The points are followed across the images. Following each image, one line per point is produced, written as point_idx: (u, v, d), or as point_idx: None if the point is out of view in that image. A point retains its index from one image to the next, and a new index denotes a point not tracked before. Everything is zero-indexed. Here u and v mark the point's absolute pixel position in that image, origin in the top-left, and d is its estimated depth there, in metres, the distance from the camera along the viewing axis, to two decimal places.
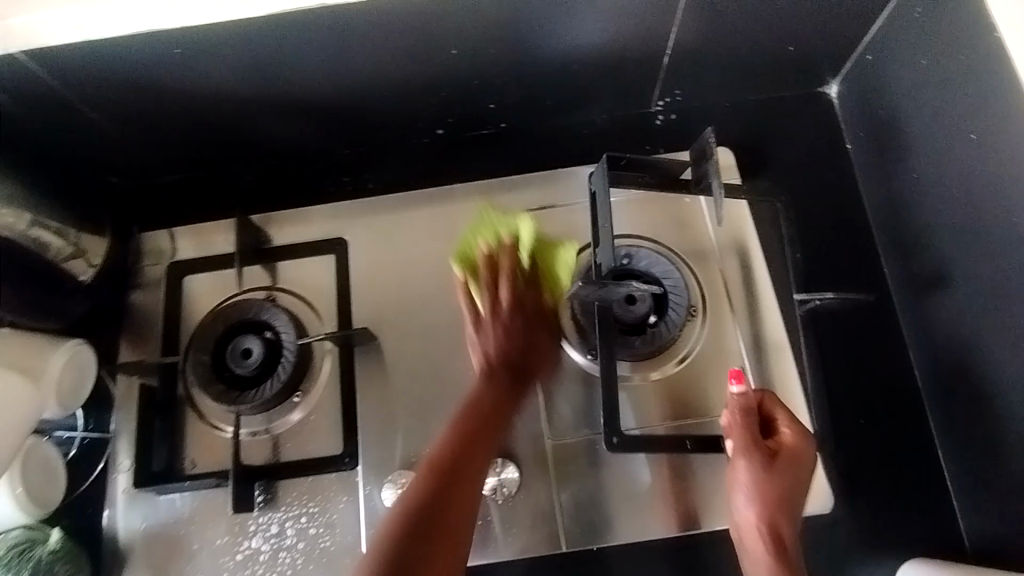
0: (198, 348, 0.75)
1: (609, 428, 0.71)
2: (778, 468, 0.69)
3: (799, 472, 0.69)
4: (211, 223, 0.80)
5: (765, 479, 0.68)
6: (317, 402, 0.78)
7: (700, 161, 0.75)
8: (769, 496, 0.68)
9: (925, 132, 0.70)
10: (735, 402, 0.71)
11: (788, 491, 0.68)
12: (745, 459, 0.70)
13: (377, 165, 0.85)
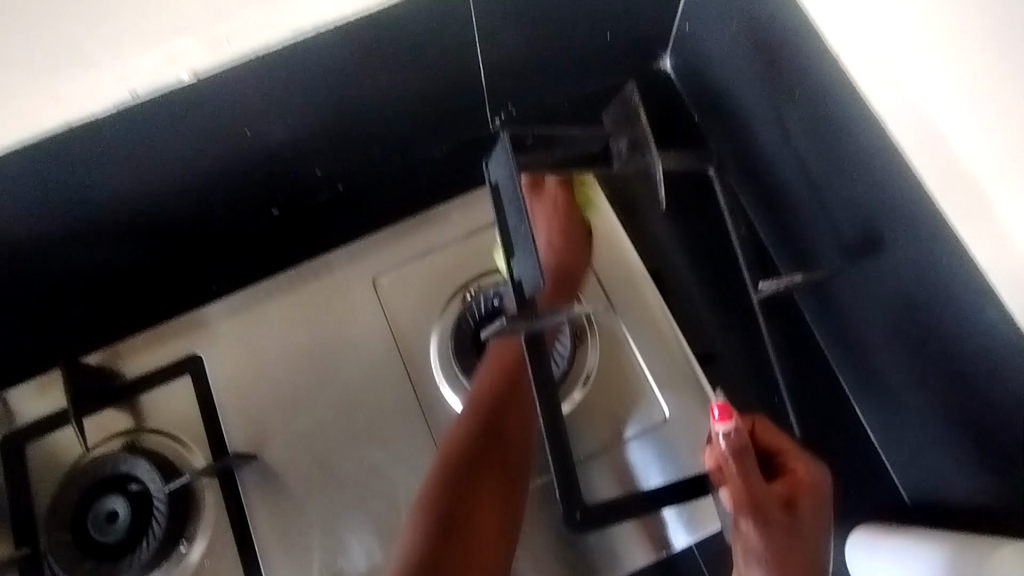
0: (54, 526, 0.63)
1: (570, 501, 0.54)
2: (797, 521, 0.57)
3: (820, 517, 0.58)
4: (47, 376, 0.71)
5: (786, 545, 0.56)
6: (210, 544, 0.66)
7: (624, 128, 0.68)
8: (793, 566, 0.56)
9: (776, 84, 0.62)
10: (726, 447, 0.56)
11: (812, 546, 0.57)
12: (759, 521, 0.56)
13: (215, 261, 0.76)
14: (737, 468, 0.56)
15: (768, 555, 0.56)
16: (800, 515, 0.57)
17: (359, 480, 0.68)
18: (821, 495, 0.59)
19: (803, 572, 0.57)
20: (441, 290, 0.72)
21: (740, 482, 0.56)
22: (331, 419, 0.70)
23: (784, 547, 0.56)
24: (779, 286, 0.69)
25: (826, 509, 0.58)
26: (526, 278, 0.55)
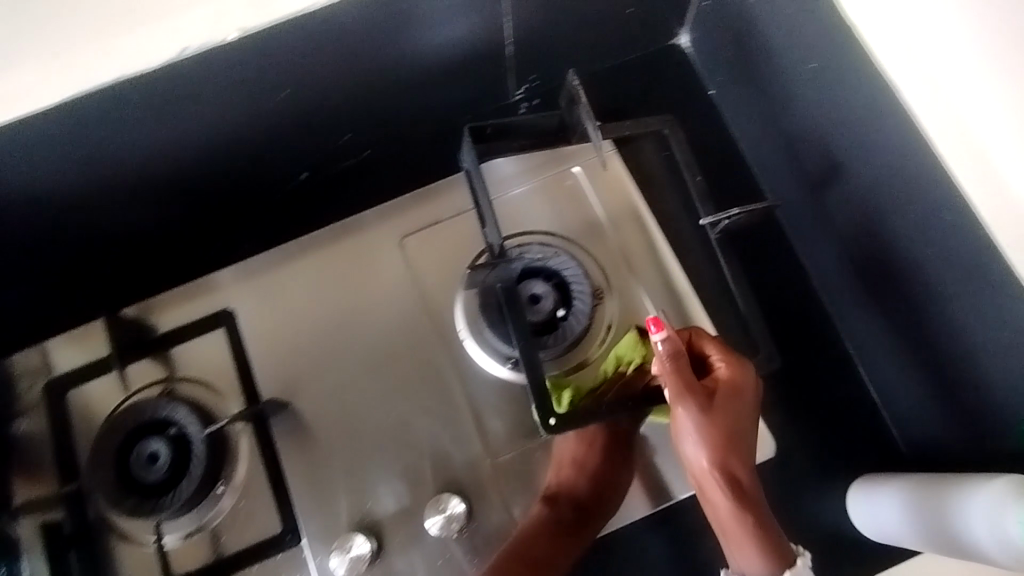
0: (99, 466, 0.66)
1: (542, 410, 0.61)
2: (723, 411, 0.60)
3: (747, 403, 0.61)
4: (84, 327, 0.74)
5: (716, 429, 0.59)
6: (245, 486, 0.69)
7: (575, 105, 0.72)
8: (724, 446, 0.59)
9: (793, 54, 0.64)
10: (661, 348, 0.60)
11: (741, 434, 0.60)
12: (689, 408, 0.60)
13: (245, 221, 0.79)
14: (671, 365, 0.59)
15: (701, 440, 0.59)
16: (729, 403, 0.60)
17: (384, 429, 0.71)
18: (748, 388, 0.62)
19: (734, 453, 0.60)
20: (465, 251, 0.75)
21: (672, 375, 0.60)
22: (358, 373, 0.72)
23: (714, 431, 0.59)
24: (720, 217, 0.70)
25: (753, 396, 0.61)
26: (492, 239, 0.66)
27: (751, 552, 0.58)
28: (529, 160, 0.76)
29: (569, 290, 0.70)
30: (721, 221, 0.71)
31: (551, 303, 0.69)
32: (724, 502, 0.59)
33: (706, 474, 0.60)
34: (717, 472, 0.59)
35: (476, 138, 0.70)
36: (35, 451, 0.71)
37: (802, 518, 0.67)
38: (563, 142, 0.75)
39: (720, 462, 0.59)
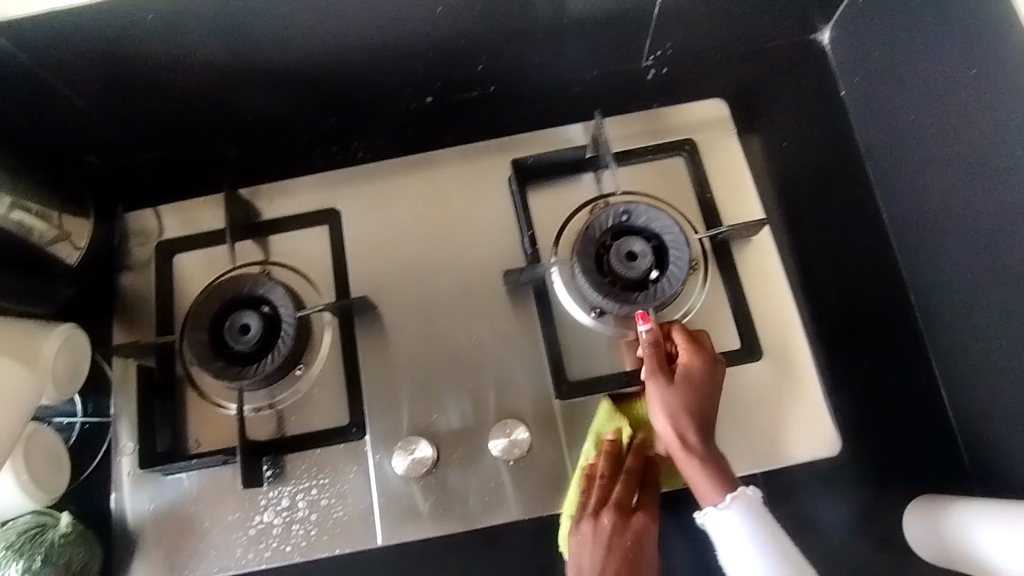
0: (195, 325, 0.70)
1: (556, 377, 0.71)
2: (684, 383, 0.63)
3: (700, 364, 0.64)
4: (198, 200, 0.78)
5: (669, 388, 0.63)
6: (322, 375, 0.72)
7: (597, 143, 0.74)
8: (678, 403, 0.62)
9: (943, 63, 0.62)
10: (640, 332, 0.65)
11: (703, 402, 0.63)
12: (650, 374, 0.64)
13: (361, 132, 0.81)
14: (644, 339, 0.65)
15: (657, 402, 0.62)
16: (685, 369, 0.64)
17: (458, 352, 0.73)
18: (701, 357, 0.64)
19: (688, 407, 0.62)
20: (567, 199, 0.76)
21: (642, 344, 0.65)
22: (445, 293, 0.75)
23: (668, 391, 0.63)
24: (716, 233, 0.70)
25: (707, 359, 0.64)
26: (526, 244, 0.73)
27: (706, 491, 0.59)
28: (636, 126, 0.78)
29: (667, 254, 0.71)
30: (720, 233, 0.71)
31: (648, 262, 0.70)
32: (681, 454, 0.61)
33: (665, 434, 0.62)
34: (672, 428, 0.62)
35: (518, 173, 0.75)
36: (136, 303, 0.76)
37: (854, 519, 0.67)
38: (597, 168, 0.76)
39: (674, 418, 0.62)
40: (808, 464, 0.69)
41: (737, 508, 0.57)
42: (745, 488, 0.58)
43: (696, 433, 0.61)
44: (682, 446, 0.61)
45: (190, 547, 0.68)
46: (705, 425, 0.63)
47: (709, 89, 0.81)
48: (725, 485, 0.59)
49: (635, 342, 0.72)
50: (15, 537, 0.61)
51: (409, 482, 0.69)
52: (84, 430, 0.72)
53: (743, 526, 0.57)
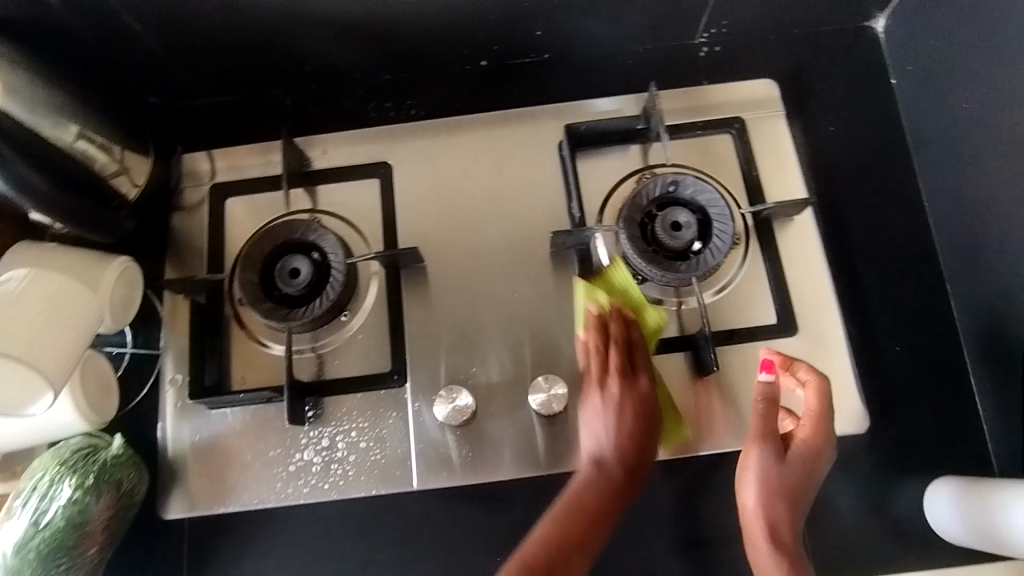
0: (245, 266, 0.72)
1: None
2: (790, 463, 0.61)
3: (819, 453, 0.62)
4: (251, 146, 0.80)
5: (781, 472, 0.60)
6: (365, 322, 0.74)
7: (649, 114, 0.75)
8: (783, 492, 0.60)
9: (992, 52, 0.63)
10: (760, 389, 0.61)
11: (803, 486, 0.61)
12: (763, 447, 0.61)
13: (413, 92, 0.83)
14: (761, 406, 0.61)
15: (764, 484, 0.60)
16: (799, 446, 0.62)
17: (499, 310, 0.75)
18: (818, 436, 0.62)
19: (789, 500, 0.60)
20: (614, 169, 0.77)
21: (760, 405, 0.61)
22: (489, 252, 0.77)
23: (777, 474, 0.60)
24: (762, 210, 0.72)
25: (827, 450, 0.62)
26: (575, 208, 0.75)
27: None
28: (685, 101, 0.79)
29: (711, 228, 0.72)
30: (764, 210, 0.72)
31: (692, 234, 0.71)
32: (763, 544, 0.60)
33: (757, 518, 0.60)
34: (767, 516, 0.60)
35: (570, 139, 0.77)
36: (186, 243, 0.78)
37: (878, 496, 0.69)
38: (647, 140, 0.77)
39: (772, 506, 0.60)
40: (836, 439, 0.71)
41: None
42: None
43: (789, 530, 0.60)
44: (769, 536, 0.60)
45: (231, 478, 0.71)
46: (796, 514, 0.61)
47: (760, 69, 0.81)
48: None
49: (673, 311, 0.73)
50: (71, 453, 0.63)
51: (446, 430, 0.71)
52: (132, 361, 0.75)
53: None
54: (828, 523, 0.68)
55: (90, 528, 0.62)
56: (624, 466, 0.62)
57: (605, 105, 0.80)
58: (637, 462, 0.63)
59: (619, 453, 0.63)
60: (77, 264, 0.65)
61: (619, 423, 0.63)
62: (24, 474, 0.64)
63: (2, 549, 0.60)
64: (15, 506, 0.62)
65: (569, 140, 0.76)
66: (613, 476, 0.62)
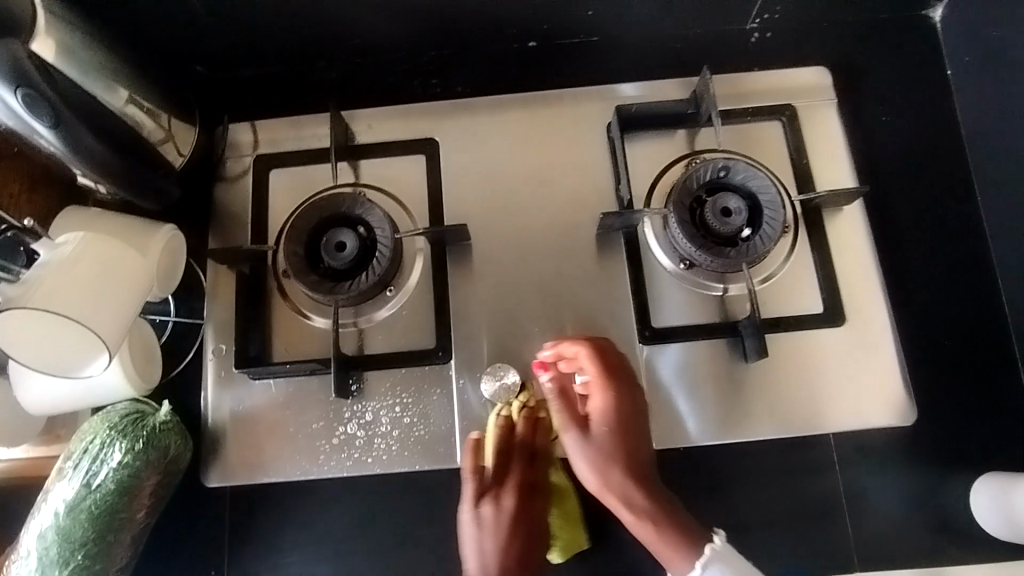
0: (292, 238, 0.71)
1: (641, 322, 0.73)
2: (602, 435, 0.64)
3: (619, 410, 0.64)
4: (297, 119, 0.79)
5: (597, 446, 0.63)
6: (409, 298, 0.74)
7: (702, 97, 0.75)
8: (611, 458, 0.63)
9: None
10: (549, 390, 0.66)
11: (633, 450, 0.64)
12: (573, 430, 0.64)
13: (461, 69, 0.82)
14: (556, 401, 0.66)
15: (590, 463, 0.63)
16: (599, 414, 0.64)
17: (543, 292, 0.75)
18: (606, 398, 0.64)
19: (620, 464, 0.63)
20: (663, 152, 0.77)
21: (553, 399, 0.66)
22: (534, 233, 0.76)
23: (596, 449, 0.63)
24: (813, 197, 0.71)
25: (627, 405, 0.65)
26: (625, 191, 0.74)
27: (666, 551, 0.60)
28: (737, 86, 0.79)
29: (761, 215, 0.71)
30: (815, 198, 0.71)
31: (743, 220, 0.70)
32: (626, 514, 0.62)
33: (602, 493, 0.63)
34: (609, 487, 0.63)
35: (621, 121, 0.76)
36: (230, 213, 0.77)
37: (920, 487, 0.69)
38: (697, 125, 0.76)
39: (610, 478, 0.63)
40: (880, 431, 0.71)
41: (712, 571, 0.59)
42: (706, 544, 0.60)
43: (638, 493, 0.62)
44: (626, 506, 0.62)
45: (273, 448, 0.71)
46: (643, 474, 0.63)
47: (812, 56, 0.80)
48: (692, 551, 0.60)
49: (720, 298, 0.73)
50: (120, 418, 0.64)
51: (489, 408, 0.71)
52: (176, 329, 0.75)
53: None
54: (870, 513, 0.68)
55: (137, 492, 0.63)
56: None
57: (654, 89, 0.79)
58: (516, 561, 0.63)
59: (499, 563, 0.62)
60: (123, 231, 0.66)
61: (506, 539, 0.63)
62: (72, 436, 0.65)
63: (54, 509, 0.61)
64: (65, 468, 0.62)
65: (620, 121, 0.75)
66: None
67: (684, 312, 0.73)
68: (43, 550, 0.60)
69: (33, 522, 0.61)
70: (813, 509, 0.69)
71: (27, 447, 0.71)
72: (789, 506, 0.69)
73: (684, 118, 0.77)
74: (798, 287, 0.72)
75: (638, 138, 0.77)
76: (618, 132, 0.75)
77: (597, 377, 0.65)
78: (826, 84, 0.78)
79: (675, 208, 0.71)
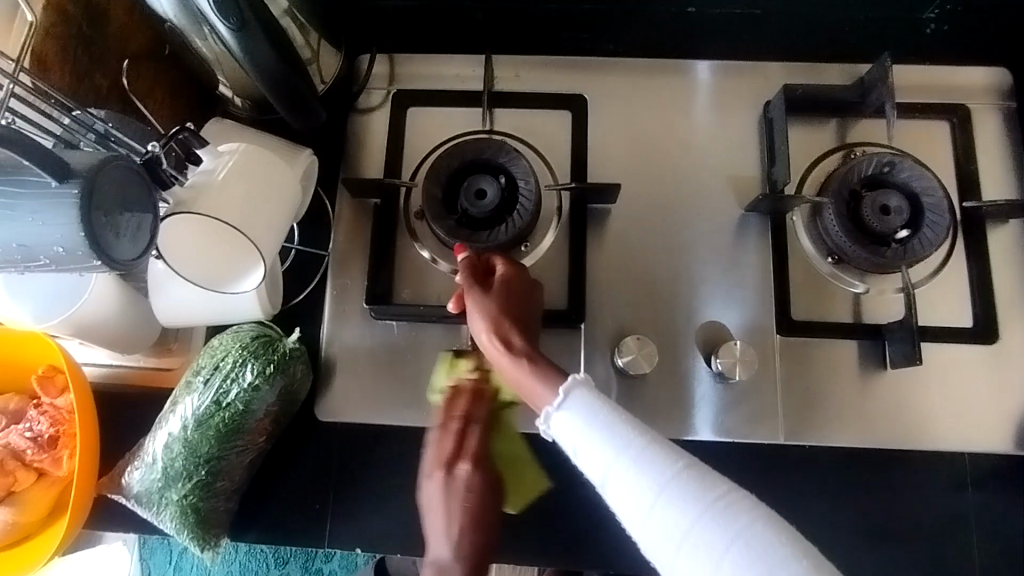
0: (433, 179, 0.69)
1: (781, 311, 0.70)
2: (490, 292, 0.61)
3: (518, 279, 0.62)
4: (440, 57, 0.76)
5: (491, 298, 0.60)
6: (542, 257, 0.71)
7: (874, 84, 0.70)
8: (506, 311, 0.60)
9: None
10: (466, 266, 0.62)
11: (521, 310, 0.61)
12: (470, 302, 0.60)
13: (613, 25, 0.79)
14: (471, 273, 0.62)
15: (478, 310, 0.59)
16: (503, 280, 0.61)
17: (679, 267, 0.72)
18: (513, 270, 0.62)
19: (510, 314, 0.60)
20: (819, 139, 0.74)
21: (462, 278, 0.62)
22: (674, 204, 0.74)
23: (487, 298, 0.60)
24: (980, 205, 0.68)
25: (526, 281, 0.62)
26: (781, 177, 0.70)
27: (536, 388, 0.55)
28: (907, 78, 0.74)
29: (923, 217, 0.68)
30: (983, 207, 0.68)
31: (903, 219, 0.66)
32: (507, 358, 0.58)
33: (494, 342, 0.59)
34: (496, 332, 0.59)
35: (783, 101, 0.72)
36: (365, 145, 0.75)
37: None
38: (859, 114, 0.73)
39: (498, 326, 0.59)
40: (1016, 458, 0.68)
41: (574, 401, 0.50)
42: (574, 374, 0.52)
43: (517, 340, 0.58)
44: (504, 348, 0.58)
45: (390, 390, 0.69)
46: (522, 328, 0.60)
47: (990, 57, 0.76)
48: (557, 383, 0.55)
49: (864, 298, 0.70)
50: (252, 340, 0.62)
51: (613, 376, 0.70)
52: (298, 258, 0.73)
53: (581, 413, 0.49)
54: (997, 541, 0.66)
55: (261, 416, 0.62)
56: (480, 561, 0.55)
57: (816, 70, 0.76)
58: (477, 560, 0.54)
59: (457, 550, 0.54)
60: (271, 144, 0.64)
61: (468, 509, 0.55)
62: (201, 352, 0.64)
63: (181, 422, 0.60)
64: (194, 382, 0.61)
65: (785, 99, 0.71)
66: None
67: (826, 307, 0.70)
68: (168, 461, 0.60)
69: (159, 431, 0.61)
70: (939, 525, 0.66)
71: (140, 355, 0.70)
72: (913, 520, 0.66)
73: (847, 106, 0.73)
74: (950, 299, 0.69)
75: (795, 121, 0.74)
76: (783, 113, 0.71)
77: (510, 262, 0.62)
78: (1002, 88, 0.74)
79: (834, 200, 0.68)
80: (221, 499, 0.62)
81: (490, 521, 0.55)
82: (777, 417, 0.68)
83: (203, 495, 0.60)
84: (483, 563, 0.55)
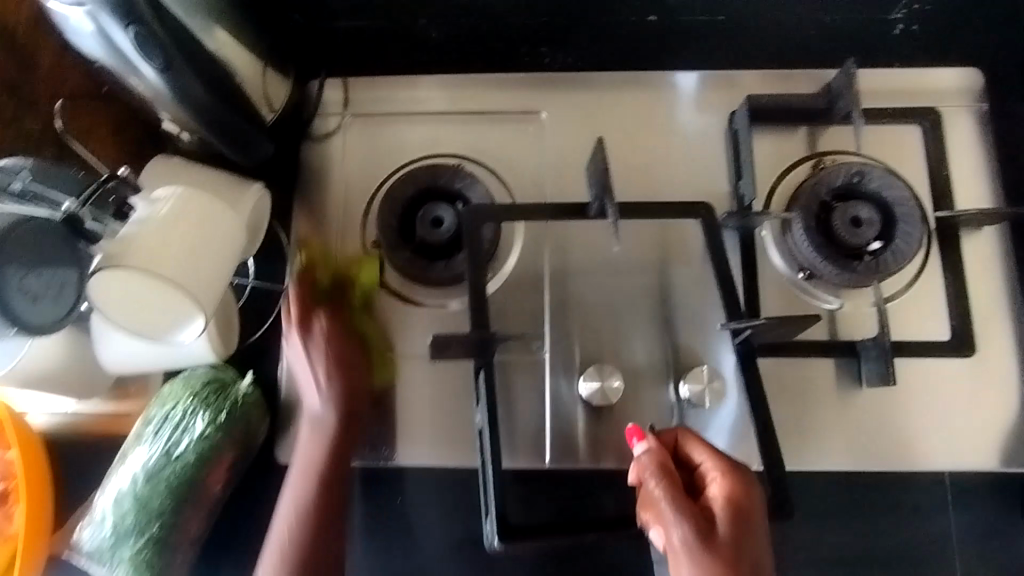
0: (386, 209, 0.66)
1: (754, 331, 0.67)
2: (709, 531, 0.50)
3: (741, 497, 0.52)
4: (392, 79, 0.73)
5: (707, 540, 0.50)
6: (504, 284, 0.69)
7: (841, 93, 0.67)
8: (728, 560, 0.49)
9: None
10: (645, 460, 0.54)
11: (751, 562, 0.50)
12: (676, 526, 0.50)
13: (572, 38, 0.76)
14: (665, 480, 0.52)
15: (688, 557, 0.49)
16: (727, 503, 0.52)
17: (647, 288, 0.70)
18: (732, 484, 0.53)
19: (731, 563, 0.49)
20: (789, 150, 0.71)
21: (653, 477, 0.53)
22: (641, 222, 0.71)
23: (695, 540, 0.50)
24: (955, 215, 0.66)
25: (754, 494, 0.53)
26: (748, 192, 0.68)
27: None
28: (878, 82, 0.72)
29: (895, 229, 0.65)
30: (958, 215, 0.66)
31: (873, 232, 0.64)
32: None
33: None
34: None
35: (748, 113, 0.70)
36: (320, 174, 0.72)
37: None
38: (829, 122, 0.70)
39: None
40: (998, 473, 0.66)
41: None
42: None
43: None
44: None
45: None
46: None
47: (959, 57, 0.74)
48: None
49: (838, 314, 0.68)
50: (203, 386, 0.61)
51: (581, 406, 0.67)
52: (255, 294, 0.71)
53: None
54: (979, 560, 0.64)
55: (215, 466, 0.60)
56: (352, 414, 0.64)
57: (783, 77, 0.73)
58: (346, 423, 0.64)
59: (325, 408, 0.63)
60: (213, 182, 0.62)
61: (327, 355, 0.64)
62: (152, 401, 0.63)
63: (132, 475, 0.59)
64: (145, 433, 0.60)
65: (749, 111, 0.69)
66: (328, 441, 0.63)
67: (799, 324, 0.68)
68: (119, 517, 0.58)
69: (110, 485, 0.60)
70: (921, 546, 0.64)
71: (95, 401, 0.68)
72: (895, 543, 0.65)
73: (816, 114, 0.70)
74: (926, 311, 0.67)
75: (763, 131, 0.71)
76: (748, 125, 0.68)
77: (717, 460, 0.54)
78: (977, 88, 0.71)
79: (805, 213, 0.66)
80: (178, 553, 0.59)
81: (352, 365, 0.65)
82: (752, 441, 0.66)
83: (157, 551, 0.58)
84: (354, 413, 0.64)
